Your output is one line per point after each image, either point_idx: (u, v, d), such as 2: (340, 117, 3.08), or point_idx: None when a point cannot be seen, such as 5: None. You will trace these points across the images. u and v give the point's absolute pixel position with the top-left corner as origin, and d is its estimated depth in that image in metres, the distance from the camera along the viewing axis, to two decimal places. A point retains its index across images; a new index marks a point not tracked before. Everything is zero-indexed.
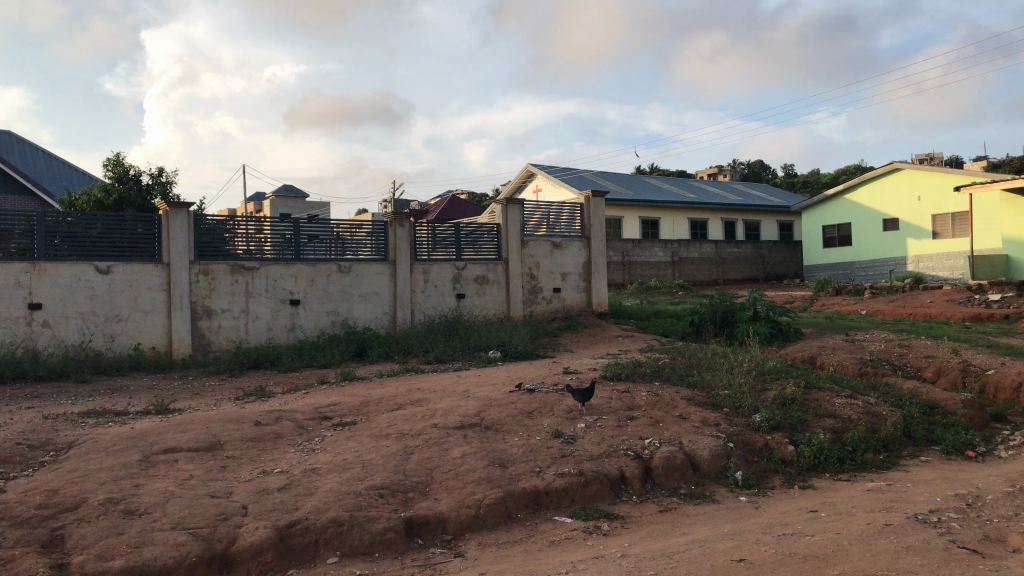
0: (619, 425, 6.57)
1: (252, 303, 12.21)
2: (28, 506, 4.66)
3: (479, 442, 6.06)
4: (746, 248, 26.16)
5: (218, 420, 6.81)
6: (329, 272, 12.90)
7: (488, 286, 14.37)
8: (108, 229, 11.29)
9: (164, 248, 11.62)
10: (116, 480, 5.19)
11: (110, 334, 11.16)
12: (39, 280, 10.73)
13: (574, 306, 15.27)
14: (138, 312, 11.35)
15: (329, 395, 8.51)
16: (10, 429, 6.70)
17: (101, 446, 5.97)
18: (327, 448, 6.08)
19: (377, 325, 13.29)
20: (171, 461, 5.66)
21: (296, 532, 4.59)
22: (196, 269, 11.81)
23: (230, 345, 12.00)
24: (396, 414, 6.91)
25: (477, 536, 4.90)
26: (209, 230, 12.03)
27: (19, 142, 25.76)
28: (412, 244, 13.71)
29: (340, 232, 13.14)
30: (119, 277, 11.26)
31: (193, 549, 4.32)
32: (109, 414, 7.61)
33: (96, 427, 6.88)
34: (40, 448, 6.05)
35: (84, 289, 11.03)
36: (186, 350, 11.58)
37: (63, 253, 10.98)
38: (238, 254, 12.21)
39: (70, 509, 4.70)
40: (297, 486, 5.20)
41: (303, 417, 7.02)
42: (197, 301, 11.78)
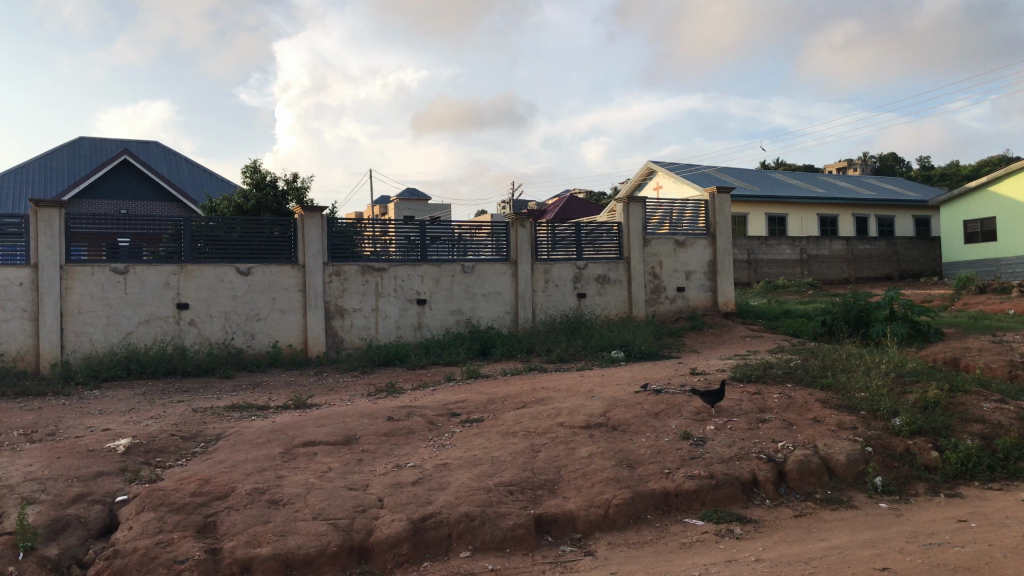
0: (749, 428, 6.42)
1: (381, 302, 12.59)
2: (184, 493, 4.98)
3: (606, 442, 6.05)
4: (880, 245, 25.03)
5: (353, 414, 7.07)
6: (453, 272, 13.15)
7: (610, 285, 14.31)
8: (247, 233, 11.87)
9: (299, 250, 12.13)
10: (262, 471, 5.46)
11: (251, 332, 11.74)
12: (186, 282, 11.40)
13: (698, 306, 15.02)
14: (276, 311, 11.91)
15: (456, 392, 8.67)
16: (165, 422, 7.15)
17: (247, 439, 6.30)
18: (457, 444, 6.22)
19: (500, 324, 13.46)
20: (310, 453, 5.92)
21: (430, 525, 4.71)
22: (329, 270, 12.28)
23: (362, 343, 12.42)
24: (523, 413, 6.99)
25: (607, 535, 4.90)
26: (339, 232, 12.47)
27: (167, 153, 27.37)
28: (533, 244, 13.80)
29: (464, 233, 13.38)
30: (258, 278, 11.84)
31: (333, 538, 4.50)
32: (252, 408, 8.02)
33: (241, 421, 7.26)
34: (192, 439, 6.44)
35: (227, 290, 11.64)
36: (320, 348, 12.07)
37: (207, 255, 11.62)
38: (368, 256, 12.62)
39: (221, 497, 4.98)
40: (430, 481, 5.33)
41: (432, 413, 7.20)
42: (330, 301, 12.26)
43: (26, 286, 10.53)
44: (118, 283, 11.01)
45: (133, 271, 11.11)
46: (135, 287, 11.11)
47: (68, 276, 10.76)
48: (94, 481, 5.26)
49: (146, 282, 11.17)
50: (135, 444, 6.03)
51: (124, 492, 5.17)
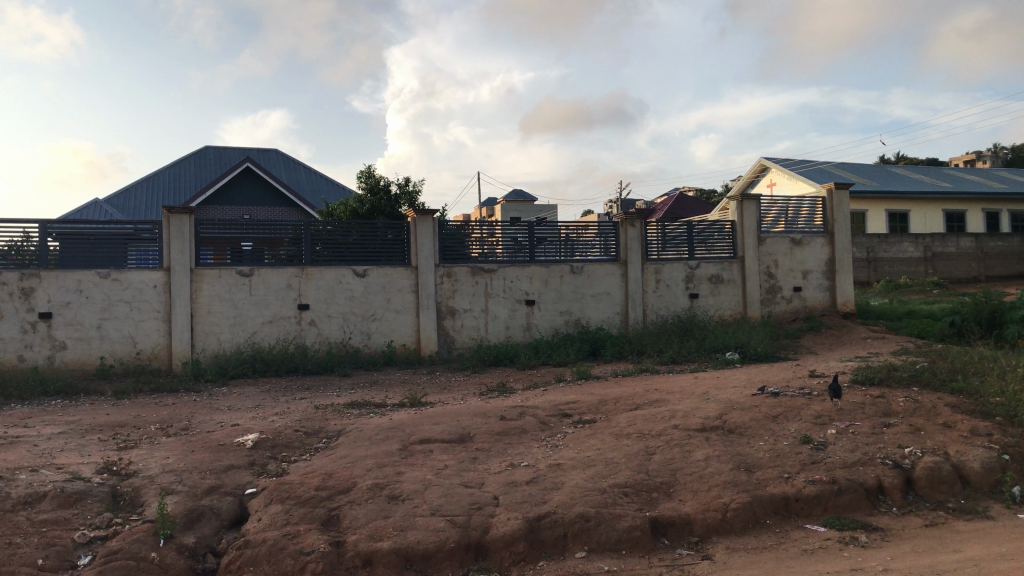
0: (874, 432, 6.18)
1: (491, 302, 12.74)
2: (309, 487, 5.17)
3: (722, 445, 5.94)
4: (1013, 241, 23.63)
5: (468, 413, 7.18)
6: (562, 273, 13.17)
7: (723, 285, 14.03)
8: (362, 236, 12.22)
9: (412, 252, 12.39)
10: (381, 467, 5.62)
11: (367, 332, 12.08)
12: (306, 283, 11.82)
13: (816, 306, 14.56)
14: (391, 312, 12.21)
15: (568, 393, 8.69)
16: (289, 418, 7.45)
17: (366, 435, 6.49)
18: (570, 445, 6.23)
19: (610, 324, 13.40)
20: (427, 451, 6.05)
21: (546, 525, 4.74)
22: (441, 271, 12.51)
23: (472, 343, 12.60)
24: (636, 414, 6.94)
25: (725, 539, 4.81)
26: (451, 234, 12.68)
27: (286, 159, 28.45)
28: (643, 243, 13.68)
29: (573, 234, 13.38)
30: (374, 279, 12.16)
31: (452, 535, 4.59)
32: (369, 406, 8.26)
33: (360, 418, 7.47)
34: (314, 435, 6.68)
35: (344, 291, 12.00)
36: (433, 347, 12.30)
37: (324, 258, 12.02)
38: (477, 257, 12.78)
39: (343, 491, 5.15)
40: (544, 480, 5.36)
41: (545, 413, 7.24)
42: (442, 301, 12.48)
43: (159, 288, 11.15)
44: (243, 285, 11.52)
45: (257, 274, 11.59)
46: (259, 289, 11.60)
47: (197, 279, 11.32)
48: (225, 474, 5.53)
49: (269, 283, 11.64)
50: (262, 439, 6.31)
51: (253, 485, 5.41)
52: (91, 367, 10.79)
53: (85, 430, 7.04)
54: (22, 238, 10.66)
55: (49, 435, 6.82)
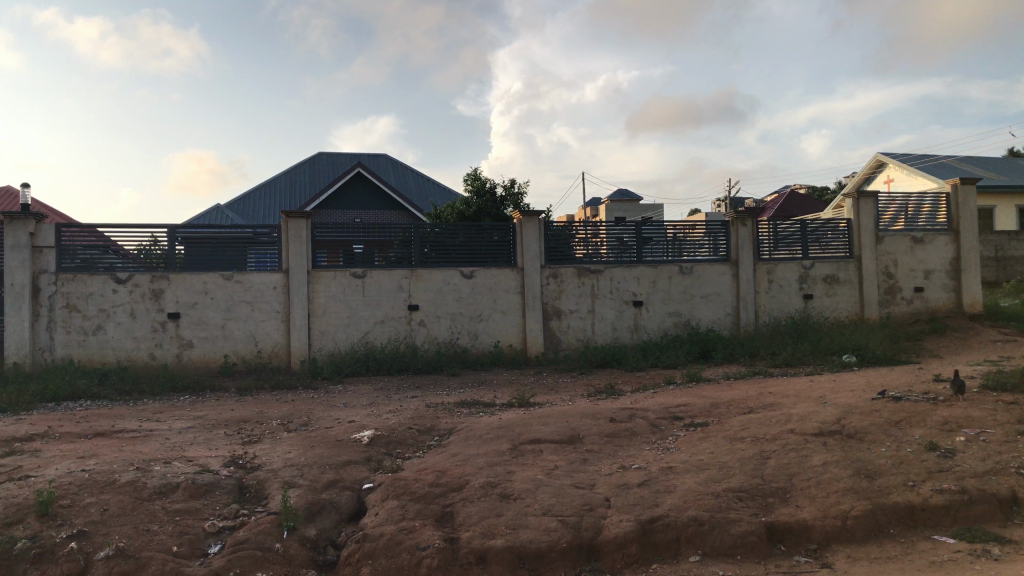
0: (1006, 440, 5.87)
1: (598, 303, 12.70)
2: (423, 484, 5.29)
3: (841, 450, 5.76)
4: None
5: (577, 414, 7.18)
6: (670, 273, 13.01)
7: (839, 285, 13.57)
8: (469, 238, 12.39)
9: (519, 253, 12.48)
10: (493, 465, 5.69)
11: (474, 332, 12.23)
12: (415, 284, 12.06)
13: (940, 307, 13.91)
14: (498, 312, 12.33)
15: (678, 395, 8.58)
16: (402, 416, 7.63)
17: (477, 434, 6.58)
18: (682, 448, 6.16)
19: (720, 326, 13.16)
20: (538, 451, 6.08)
21: (658, 528, 4.70)
22: (547, 272, 12.56)
23: (579, 344, 12.59)
24: (750, 418, 6.80)
25: (846, 548, 4.66)
26: (557, 234, 12.71)
27: (394, 164, 29.11)
28: (754, 243, 13.37)
29: (680, 233, 13.20)
30: (481, 280, 12.30)
31: (564, 535, 4.61)
32: (479, 405, 8.37)
33: (470, 417, 7.59)
34: (427, 433, 6.82)
35: (452, 292, 12.19)
36: (539, 348, 12.36)
37: (432, 260, 12.24)
38: (584, 258, 12.77)
39: (456, 488, 5.24)
40: (656, 483, 5.32)
41: (655, 416, 7.18)
42: (549, 302, 12.52)
43: (277, 290, 11.59)
44: (356, 286, 11.85)
45: (369, 276, 11.91)
46: (371, 290, 11.90)
47: (312, 281, 11.72)
48: (343, 469, 5.71)
49: (380, 285, 11.94)
50: (377, 436, 6.48)
51: (369, 480, 5.57)
52: (215, 365, 11.32)
53: (212, 425, 7.40)
54: (151, 242, 11.26)
55: (180, 429, 7.20)
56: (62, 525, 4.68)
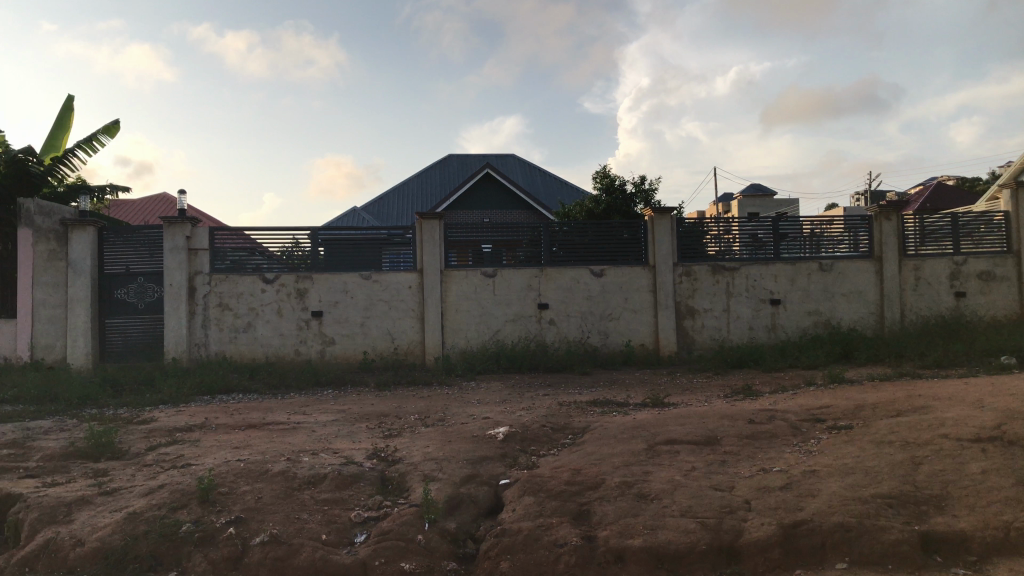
0: None
1: (733, 302, 12.41)
2: (560, 481, 5.32)
3: (1002, 457, 5.42)
4: None
5: (714, 415, 7.05)
6: (809, 270, 12.57)
7: (995, 282, 12.76)
8: (599, 236, 12.34)
9: (650, 251, 12.33)
10: (628, 465, 5.66)
11: (605, 331, 12.18)
12: (546, 282, 12.12)
13: None
14: (629, 311, 12.23)
15: (820, 397, 8.29)
16: (536, 413, 7.69)
17: (612, 433, 6.56)
18: (825, 451, 5.94)
19: (863, 325, 12.60)
20: (674, 451, 6.01)
21: (802, 533, 4.55)
22: (679, 270, 12.37)
23: (713, 344, 12.34)
24: (898, 421, 6.49)
25: (1009, 561, 4.37)
26: (689, 232, 12.51)
27: (522, 163, 29.37)
28: (900, 238, 12.75)
29: (818, 229, 12.74)
30: (612, 278, 12.24)
31: (703, 537, 4.54)
32: (612, 405, 8.33)
33: (603, 416, 7.57)
34: (561, 431, 6.85)
35: (583, 290, 12.18)
36: (672, 347, 12.18)
37: (562, 258, 12.27)
38: (717, 256, 12.51)
39: (593, 487, 5.25)
40: (799, 487, 5.16)
41: (796, 418, 6.95)
42: (682, 301, 12.34)
43: (412, 289, 11.91)
44: (488, 285, 12.03)
45: (500, 275, 12.06)
46: (502, 289, 12.05)
47: (445, 280, 11.97)
48: (480, 464, 5.81)
49: (512, 283, 12.07)
50: (512, 432, 6.57)
51: (506, 476, 5.64)
52: (355, 361, 11.74)
53: (353, 418, 7.68)
54: (292, 244, 11.79)
55: (324, 422, 7.52)
56: (222, 511, 4.99)
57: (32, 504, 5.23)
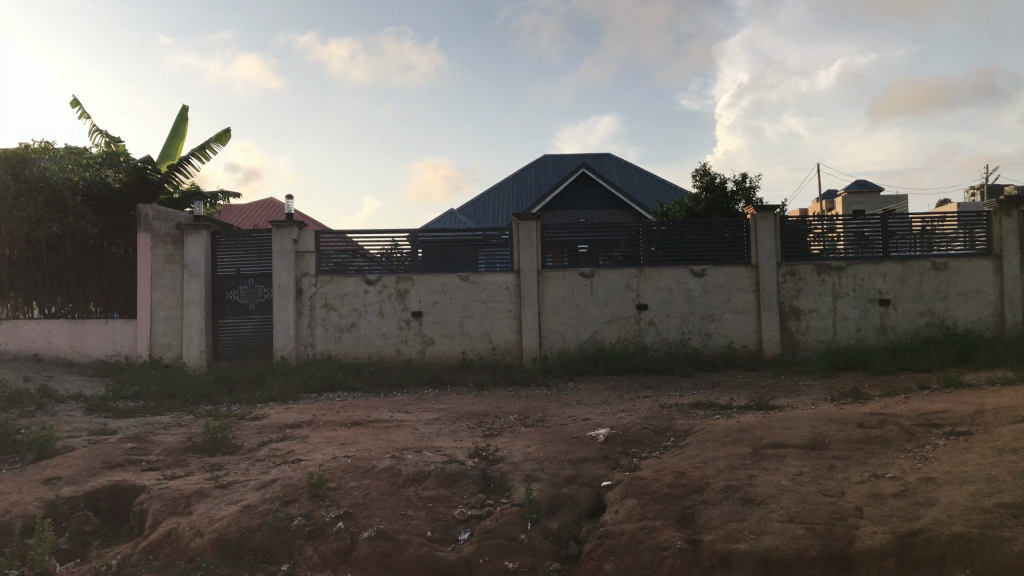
0: None
1: (840, 303, 12.02)
2: (663, 484, 5.27)
3: None
4: None
5: (822, 419, 6.84)
6: (921, 269, 12.07)
7: None
8: (699, 235, 12.13)
9: (752, 250, 12.07)
10: (733, 469, 5.56)
11: (706, 332, 11.98)
12: (645, 283, 12.00)
13: None
14: (731, 312, 12.00)
15: (935, 401, 7.94)
16: (636, 415, 7.63)
17: (715, 437, 6.45)
18: (942, 458, 5.69)
19: (981, 327, 12.01)
20: (780, 455, 5.87)
21: (919, 542, 4.37)
22: (783, 269, 12.06)
23: (819, 346, 11.98)
24: (1022, 428, 6.16)
25: None
26: (793, 230, 12.19)
27: (619, 163, 29.17)
28: (1021, 235, 12.13)
29: (931, 226, 12.23)
30: (713, 278, 12.02)
31: (813, 543, 4.41)
32: (714, 407, 8.19)
33: (706, 418, 7.45)
34: (663, 433, 6.77)
35: (683, 290, 12.01)
36: (776, 349, 11.88)
37: (661, 258, 12.12)
38: (823, 255, 12.15)
39: (696, 491, 5.17)
40: (914, 494, 4.96)
41: (910, 423, 6.68)
42: (786, 301, 12.03)
43: (510, 289, 11.99)
44: (586, 285, 12.00)
45: (598, 275, 12.01)
46: (601, 289, 11.99)
47: (543, 281, 12.00)
48: (582, 466, 5.80)
49: (610, 284, 12.00)
50: (613, 434, 6.54)
51: (608, 478, 5.62)
52: (455, 361, 11.90)
53: (455, 417, 7.79)
54: (392, 246, 12.04)
55: (427, 420, 7.64)
56: (331, 505, 5.14)
57: (155, 495, 5.50)
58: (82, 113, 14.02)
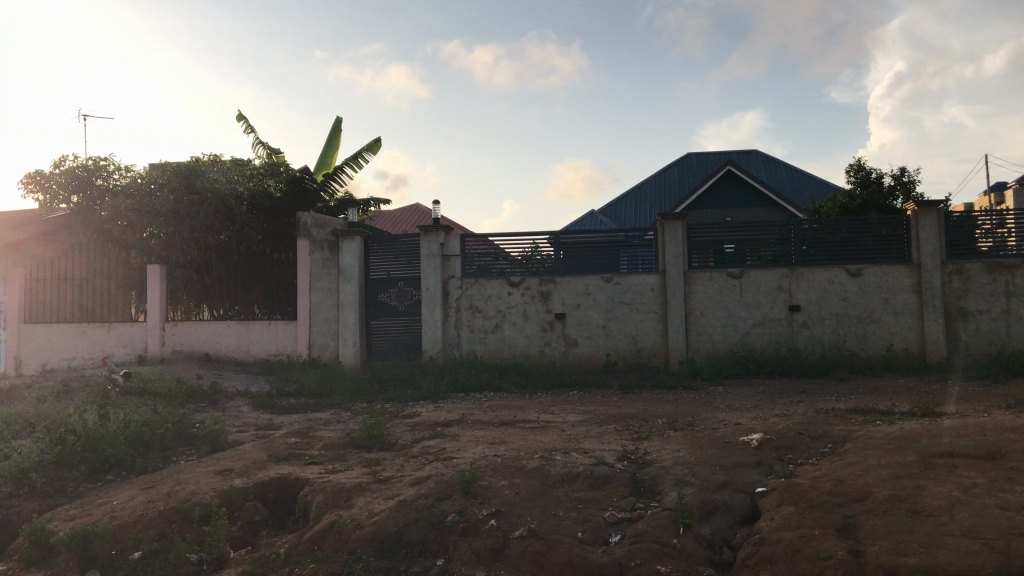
0: None
1: (1014, 303, 11.20)
2: (821, 493, 5.08)
3: None
4: None
5: (997, 428, 6.39)
6: None
7: None
8: (854, 233, 11.60)
9: (914, 248, 11.42)
10: (898, 478, 5.27)
11: (863, 335, 11.43)
12: (796, 283, 11.59)
13: None
14: (890, 313, 11.40)
15: None
16: (790, 420, 7.38)
17: (877, 444, 6.14)
18: None
19: None
20: (951, 465, 5.52)
21: None
22: (948, 268, 11.36)
23: (990, 349, 11.21)
24: None
25: None
26: (959, 226, 11.46)
27: (766, 159, 28.32)
28: None
29: None
30: (870, 278, 11.46)
31: (990, 559, 4.11)
32: (875, 413, 7.81)
33: (866, 425, 7.11)
34: (820, 439, 6.51)
35: (838, 291, 11.52)
36: (941, 353, 11.20)
37: (813, 257, 11.67)
38: (994, 252, 11.36)
39: (858, 500, 4.94)
40: None
41: None
42: (951, 302, 11.32)
43: (655, 291, 11.84)
44: (733, 286, 11.71)
45: (747, 276, 11.69)
46: (749, 290, 11.67)
47: (689, 282, 11.80)
48: (734, 471, 5.66)
49: (759, 284, 11.66)
50: (766, 440, 6.36)
51: (762, 484, 5.45)
52: (599, 363, 11.88)
53: (602, 420, 7.77)
54: (534, 248, 12.16)
55: (574, 422, 7.67)
56: (483, 503, 5.24)
57: (318, 488, 5.78)
58: (246, 127, 14.85)
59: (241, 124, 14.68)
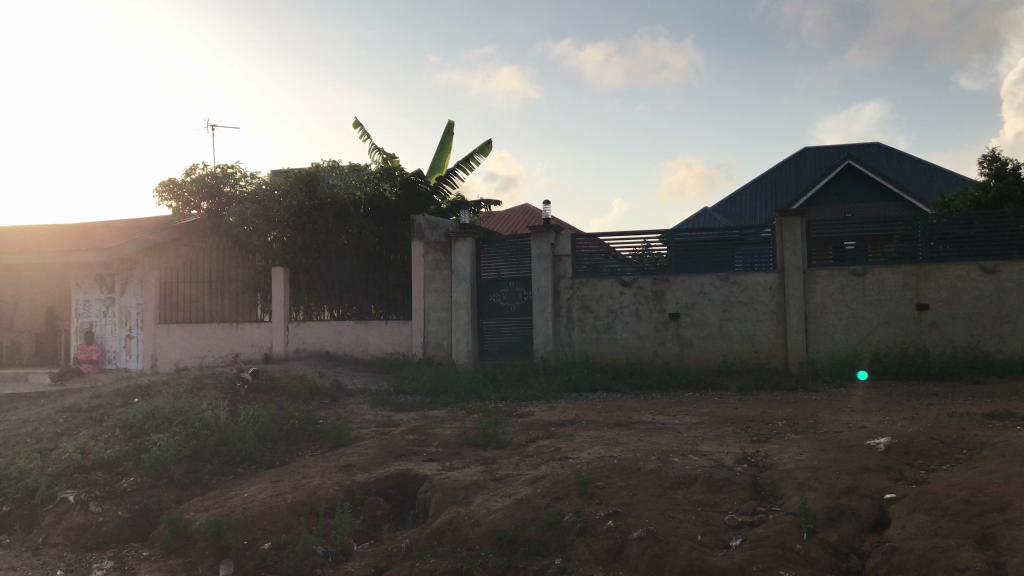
0: None
1: None
2: (956, 500, 4.83)
3: None
4: None
5: None
6: None
7: None
8: (988, 227, 10.98)
9: None
10: None
11: (999, 335, 10.81)
12: (925, 281, 11.07)
13: None
14: None
15: None
16: (921, 424, 7.05)
17: (1018, 450, 5.79)
18: None
19: None
20: None
21: None
22: None
23: None
24: None
25: None
26: None
27: (889, 152, 27.19)
28: None
29: None
30: (1007, 275, 10.84)
31: None
32: (1014, 418, 7.37)
33: (1005, 431, 6.72)
34: (954, 445, 6.20)
35: (970, 289, 10.94)
36: None
37: (943, 253, 11.11)
38: None
39: (997, 508, 4.66)
40: None
41: None
42: None
43: (773, 289, 11.53)
44: (856, 284, 11.27)
45: (870, 273, 11.24)
46: (873, 289, 11.22)
47: (808, 280, 11.43)
48: (861, 476, 5.45)
49: (883, 282, 11.19)
50: (894, 444, 6.09)
51: (892, 490, 5.22)
52: (714, 364, 11.65)
53: (720, 422, 7.62)
54: (644, 247, 12.04)
55: (691, 424, 7.55)
56: (600, 504, 5.23)
57: (436, 484, 5.89)
58: (362, 133, 15.28)
59: (357, 130, 15.10)
